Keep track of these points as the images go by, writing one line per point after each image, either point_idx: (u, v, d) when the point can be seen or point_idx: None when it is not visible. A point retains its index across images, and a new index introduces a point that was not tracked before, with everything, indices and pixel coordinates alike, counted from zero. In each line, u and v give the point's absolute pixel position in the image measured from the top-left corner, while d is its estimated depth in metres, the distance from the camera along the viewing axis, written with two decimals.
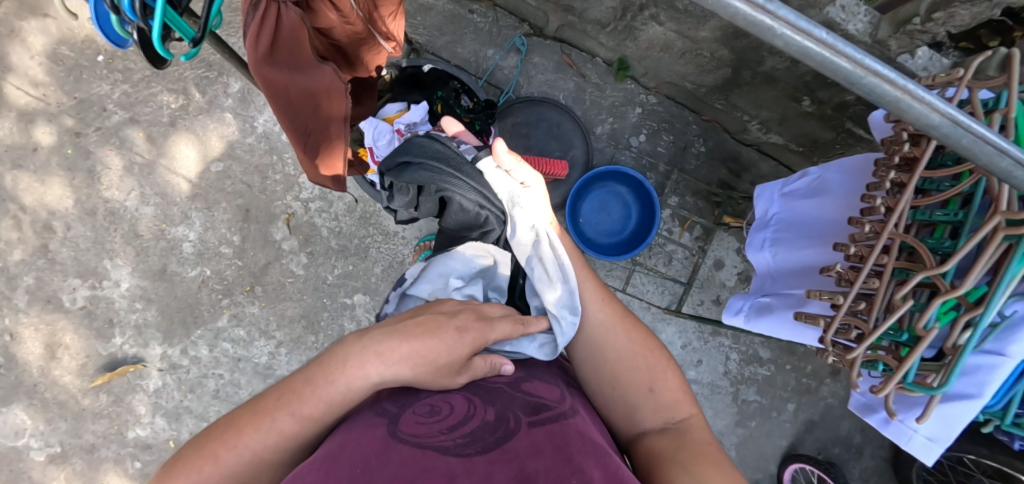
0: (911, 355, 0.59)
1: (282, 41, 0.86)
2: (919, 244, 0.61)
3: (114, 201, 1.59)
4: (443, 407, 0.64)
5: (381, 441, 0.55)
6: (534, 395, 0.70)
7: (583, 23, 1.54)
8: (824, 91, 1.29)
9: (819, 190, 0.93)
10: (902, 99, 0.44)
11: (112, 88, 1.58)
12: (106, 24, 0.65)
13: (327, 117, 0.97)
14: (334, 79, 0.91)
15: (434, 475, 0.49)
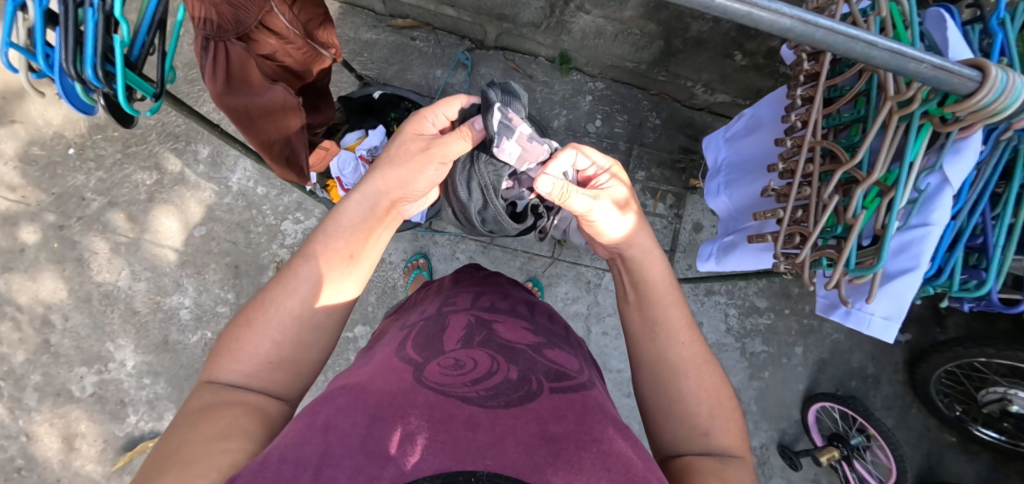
0: (848, 244, 0.64)
1: (234, 71, 0.90)
2: (835, 146, 0.68)
3: (107, 284, 1.63)
4: (467, 360, 0.61)
5: (408, 383, 0.56)
6: (556, 356, 0.67)
7: (518, 27, 1.62)
8: (752, 42, 1.39)
9: (755, 126, 0.99)
10: (751, 13, 0.46)
11: (87, 177, 1.64)
12: (73, 98, 0.66)
13: (289, 133, 0.99)
14: (288, 97, 0.94)
15: (457, 423, 0.50)
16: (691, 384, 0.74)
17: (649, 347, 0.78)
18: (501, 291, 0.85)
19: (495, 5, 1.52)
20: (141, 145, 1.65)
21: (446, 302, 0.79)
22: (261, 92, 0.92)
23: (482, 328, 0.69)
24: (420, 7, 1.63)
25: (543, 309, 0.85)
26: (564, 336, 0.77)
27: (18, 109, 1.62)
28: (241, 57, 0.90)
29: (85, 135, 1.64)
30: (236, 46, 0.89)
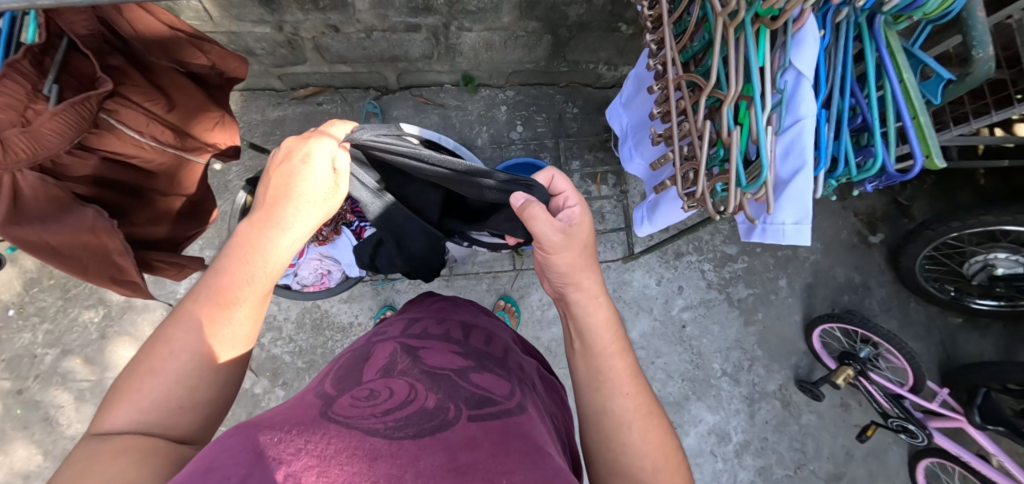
0: (733, 157, 0.60)
1: (26, 200, 0.76)
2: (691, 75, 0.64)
3: (81, 434, 1.57)
4: (384, 390, 0.55)
5: (311, 415, 0.49)
6: (483, 380, 0.62)
7: (414, 64, 1.66)
8: (629, 10, 1.44)
9: (641, 83, 1.00)
10: None
11: (35, 332, 1.60)
12: None
13: (108, 255, 0.87)
14: (98, 221, 0.82)
15: (353, 457, 0.42)
16: (636, 435, 0.69)
17: (596, 400, 0.73)
18: (438, 315, 0.83)
19: (383, 49, 1.55)
20: (81, 284, 1.63)
21: (380, 332, 0.76)
22: (60, 216, 0.80)
23: (408, 354, 0.65)
24: (316, 72, 1.66)
25: (482, 330, 0.82)
26: (498, 358, 0.73)
27: None
28: (39, 187, 0.76)
29: (22, 292, 1.62)
30: (28, 175, 0.74)
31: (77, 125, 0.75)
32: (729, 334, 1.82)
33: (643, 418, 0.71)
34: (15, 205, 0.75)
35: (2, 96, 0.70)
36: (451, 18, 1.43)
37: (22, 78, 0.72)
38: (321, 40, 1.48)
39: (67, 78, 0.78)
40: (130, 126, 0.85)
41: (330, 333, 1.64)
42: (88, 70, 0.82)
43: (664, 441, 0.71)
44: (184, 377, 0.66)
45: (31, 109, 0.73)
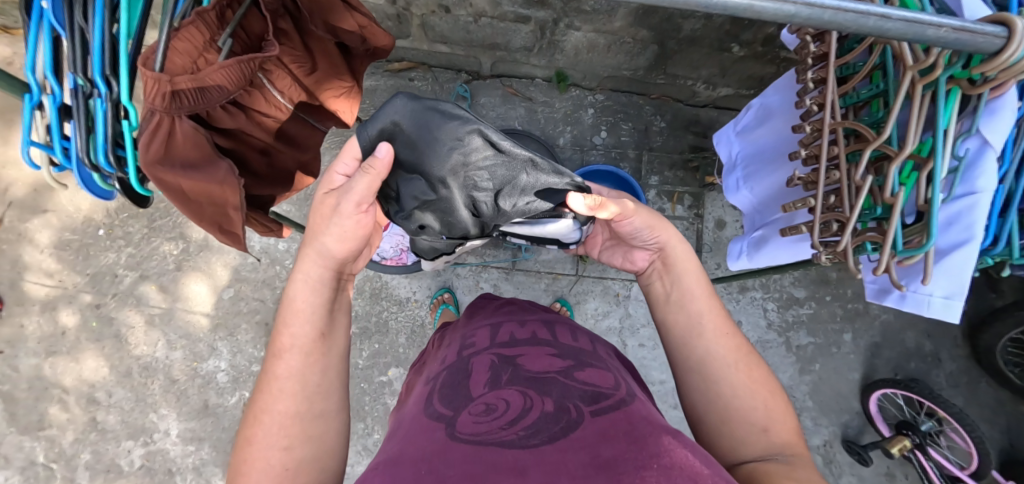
0: (891, 224, 0.59)
1: (176, 143, 0.75)
2: (858, 125, 0.62)
3: (146, 356, 1.68)
4: (500, 403, 0.62)
5: (441, 441, 0.56)
6: (589, 377, 0.66)
7: (511, 54, 1.65)
8: (747, 33, 1.38)
9: (765, 115, 0.97)
10: (754, 4, 0.42)
11: (118, 254, 1.70)
12: (90, 183, 0.74)
13: (222, 209, 0.82)
14: (228, 175, 0.78)
15: (503, 472, 0.50)
16: (734, 378, 0.80)
17: (695, 348, 0.84)
18: (518, 317, 0.82)
19: (486, 35, 1.54)
20: (166, 217, 1.72)
21: (466, 344, 0.78)
22: (197, 164, 0.77)
23: (508, 364, 0.69)
24: (415, 47, 1.67)
25: (566, 325, 0.81)
26: (592, 352, 0.74)
27: (50, 198, 1.72)
28: (190, 136, 0.76)
29: (112, 214, 1.72)
30: (185, 123, 0.74)
31: (235, 82, 0.78)
32: (780, 378, 1.76)
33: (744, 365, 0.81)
34: (165, 146, 0.73)
35: (183, 41, 0.72)
36: (562, 15, 1.41)
37: (204, 28, 0.75)
38: (429, 18, 1.49)
39: (240, 33, 0.82)
40: (275, 85, 0.90)
41: (386, 304, 1.68)
42: (258, 27, 0.84)
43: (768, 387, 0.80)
44: (277, 437, 0.72)
45: (201, 58, 0.75)
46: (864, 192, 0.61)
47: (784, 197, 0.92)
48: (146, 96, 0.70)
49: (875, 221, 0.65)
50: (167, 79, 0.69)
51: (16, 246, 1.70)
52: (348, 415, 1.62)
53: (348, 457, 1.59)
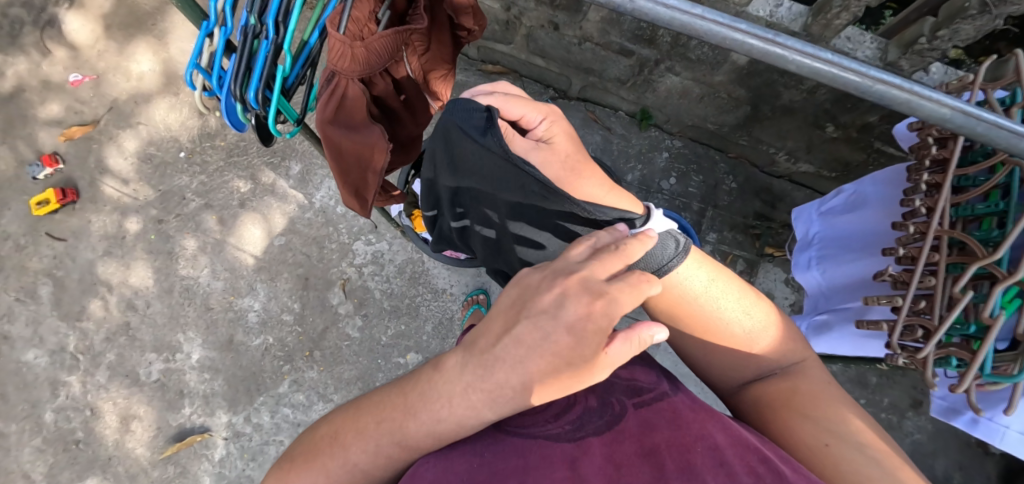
0: (984, 346, 0.62)
1: (347, 103, 0.80)
2: (969, 238, 0.66)
3: (189, 278, 1.75)
4: (544, 395, 0.66)
5: (492, 432, 0.62)
6: (629, 373, 0.71)
7: (603, 82, 1.67)
8: (847, 116, 1.37)
9: (857, 203, 0.98)
10: (911, 99, 0.52)
11: (191, 179, 1.80)
12: (231, 114, 0.65)
13: (366, 169, 0.89)
14: (380, 141, 0.84)
15: (557, 463, 0.56)
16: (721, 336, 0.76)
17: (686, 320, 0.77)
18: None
19: (584, 59, 1.57)
20: (242, 155, 1.80)
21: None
22: (354, 128, 0.82)
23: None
24: (512, 55, 1.71)
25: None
26: (633, 351, 0.78)
27: (146, 113, 1.83)
28: (358, 98, 0.80)
29: (196, 141, 1.82)
30: (355, 86, 0.78)
31: (392, 53, 0.79)
32: None
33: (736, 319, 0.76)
34: (337, 107, 0.79)
35: (357, 8, 0.73)
36: (666, 57, 1.43)
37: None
38: (535, 31, 1.53)
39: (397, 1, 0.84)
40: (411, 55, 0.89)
41: (422, 290, 1.71)
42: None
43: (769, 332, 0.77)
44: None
45: (366, 26, 0.75)
46: (961, 307, 0.65)
47: (866, 287, 0.92)
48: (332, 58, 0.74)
49: (962, 336, 0.68)
50: (349, 42, 0.73)
51: (104, 148, 1.82)
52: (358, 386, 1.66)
53: None
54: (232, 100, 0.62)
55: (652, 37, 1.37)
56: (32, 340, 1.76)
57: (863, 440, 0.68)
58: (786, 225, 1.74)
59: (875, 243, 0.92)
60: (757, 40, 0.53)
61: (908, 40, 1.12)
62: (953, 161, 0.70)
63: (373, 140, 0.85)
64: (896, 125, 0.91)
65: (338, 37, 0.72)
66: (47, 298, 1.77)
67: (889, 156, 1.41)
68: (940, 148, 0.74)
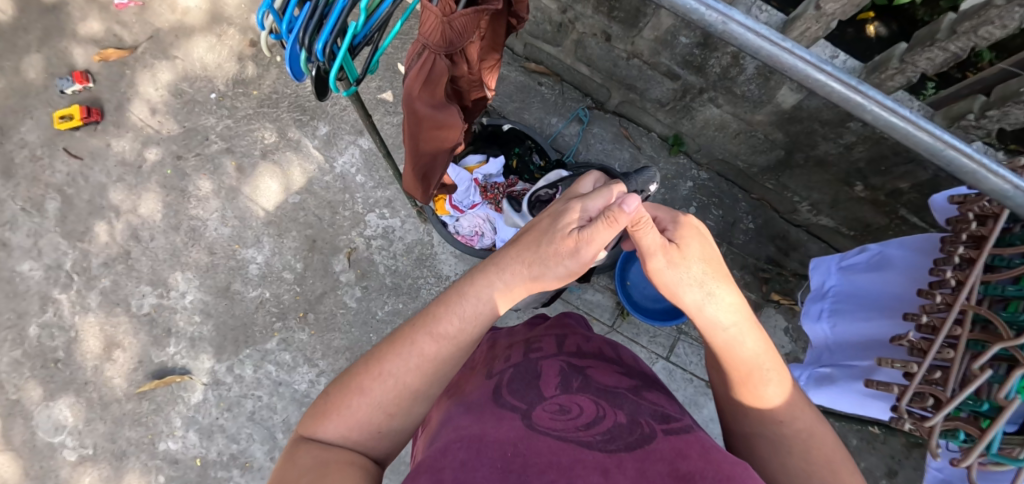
0: (994, 425, 0.62)
1: (431, 84, 0.83)
2: (995, 317, 0.66)
3: (198, 219, 1.74)
4: (573, 407, 0.67)
5: (522, 430, 0.61)
6: (656, 400, 0.72)
7: (643, 101, 1.66)
8: (878, 178, 1.37)
9: (880, 264, 0.98)
10: (978, 171, 0.61)
11: (217, 122, 1.79)
12: (293, 61, 0.63)
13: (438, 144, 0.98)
14: (458, 120, 0.92)
15: (587, 466, 0.52)
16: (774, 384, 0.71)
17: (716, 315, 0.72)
18: (582, 332, 0.92)
19: (629, 75, 1.57)
20: (273, 108, 1.79)
21: (532, 347, 0.85)
22: (437, 107, 0.88)
23: (578, 373, 0.76)
24: (557, 58, 1.70)
25: (627, 350, 0.92)
26: (652, 378, 0.83)
27: (185, 49, 1.83)
28: (440, 75, 0.82)
29: (229, 85, 1.81)
30: (441, 63, 0.81)
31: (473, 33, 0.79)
32: None
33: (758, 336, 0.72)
34: (423, 85, 0.83)
35: None
36: (711, 87, 1.43)
37: None
38: (587, 38, 1.52)
39: None
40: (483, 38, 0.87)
41: (425, 273, 1.69)
42: None
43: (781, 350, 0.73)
44: (388, 404, 0.69)
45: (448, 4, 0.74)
46: (976, 385, 0.65)
47: (875, 347, 0.92)
48: (424, 32, 0.75)
49: (970, 412, 0.69)
50: (439, 18, 0.74)
51: (137, 75, 1.81)
52: (346, 356, 1.66)
53: None
54: (297, 49, 0.61)
55: (702, 65, 1.37)
56: (30, 251, 1.75)
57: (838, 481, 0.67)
58: (797, 275, 1.75)
59: (894, 306, 0.92)
60: (837, 83, 0.65)
61: (956, 113, 1.12)
62: (988, 239, 0.70)
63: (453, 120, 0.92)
64: (935, 194, 0.92)
65: (434, 11, 0.73)
66: (53, 213, 1.76)
67: (912, 224, 1.42)
68: (980, 225, 0.73)
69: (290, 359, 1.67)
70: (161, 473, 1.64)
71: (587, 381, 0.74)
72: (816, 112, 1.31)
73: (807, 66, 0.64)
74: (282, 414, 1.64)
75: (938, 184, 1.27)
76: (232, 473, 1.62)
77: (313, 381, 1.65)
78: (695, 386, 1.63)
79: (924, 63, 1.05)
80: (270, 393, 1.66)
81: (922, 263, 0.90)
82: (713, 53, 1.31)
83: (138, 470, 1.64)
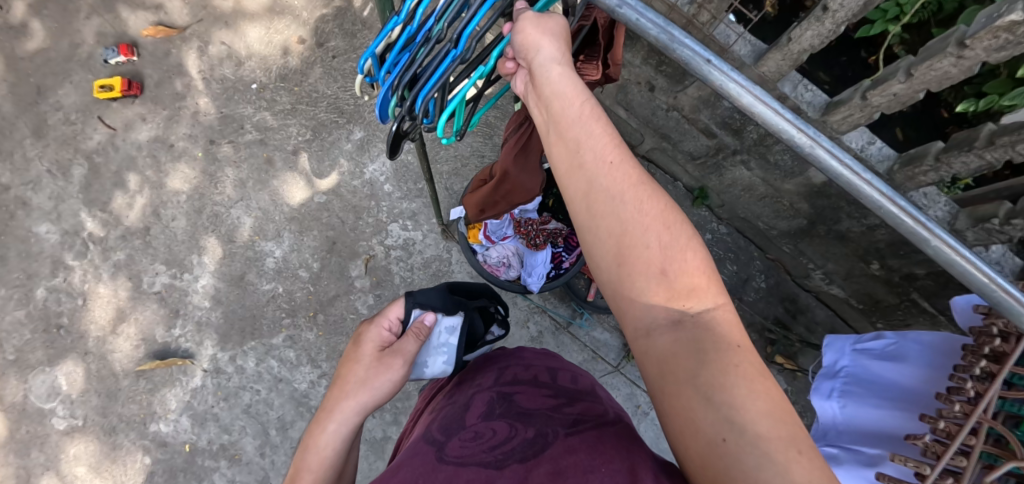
0: None
1: (529, 147, 1.00)
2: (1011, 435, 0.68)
3: (221, 206, 1.76)
4: (486, 432, 0.69)
5: (430, 464, 0.65)
6: (575, 410, 0.71)
7: (675, 151, 1.69)
8: (895, 260, 1.40)
9: (896, 356, 1.01)
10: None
11: (255, 111, 1.81)
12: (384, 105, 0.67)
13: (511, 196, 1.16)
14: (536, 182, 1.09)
15: None
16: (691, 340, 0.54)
17: (575, 183, 0.62)
18: (524, 360, 0.90)
19: (666, 125, 1.60)
20: (311, 106, 1.82)
21: (473, 384, 0.87)
22: (524, 165, 1.04)
23: (504, 399, 0.77)
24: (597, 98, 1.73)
25: (569, 372, 0.87)
26: (590, 392, 0.80)
27: (233, 35, 1.85)
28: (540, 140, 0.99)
29: (271, 78, 1.83)
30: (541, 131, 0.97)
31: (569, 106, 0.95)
32: None
33: (665, 263, 0.57)
34: (522, 146, 1.00)
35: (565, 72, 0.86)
36: (745, 150, 1.46)
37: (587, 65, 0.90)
38: (630, 85, 1.55)
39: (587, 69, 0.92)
40: None
41: None
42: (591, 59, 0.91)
43: (657, 206, 0.59)
44: None
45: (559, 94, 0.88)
46: None
47: (887, 436, 0.94)
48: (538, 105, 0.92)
49: None
50: None
51: (183, 55, 1.83)
52: None
53: None
54: (388, 95, 0.65)
55: (740, 128, 1.40)
56: (49, 214, 1.75)
57: (767, 433, 0.47)
58: (802, 340, 1.77)
59: (904, 400, 0.94)
60: (910, 220, 0.76)
61: (980, 215, 1.15)
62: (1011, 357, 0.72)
63: (530, 181, 1.08)
64: (957, 297, 0.95)
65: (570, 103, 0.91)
66: (78, 180, 1.77)
67: (922, 308, 1.45)
68: (1003, 342, 0.76)
69: (294, 357, 1.67)
70: (148, 454, 1.62)
71: (507, 402, 0.76)
72: (845, 191, 1.34)
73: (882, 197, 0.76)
74: (278, 411, 1.64)
75: (954, 276, 1.29)
76: (219, 464, 1.62)
77: (314, 382, 1.66)
78: None
79: (959, 166, 1.09)
80: (268, 388, 1.66)
81: (939, 365, 0.93)
82: (753, 120, 1.35)
83: (125, 449, 1.63)
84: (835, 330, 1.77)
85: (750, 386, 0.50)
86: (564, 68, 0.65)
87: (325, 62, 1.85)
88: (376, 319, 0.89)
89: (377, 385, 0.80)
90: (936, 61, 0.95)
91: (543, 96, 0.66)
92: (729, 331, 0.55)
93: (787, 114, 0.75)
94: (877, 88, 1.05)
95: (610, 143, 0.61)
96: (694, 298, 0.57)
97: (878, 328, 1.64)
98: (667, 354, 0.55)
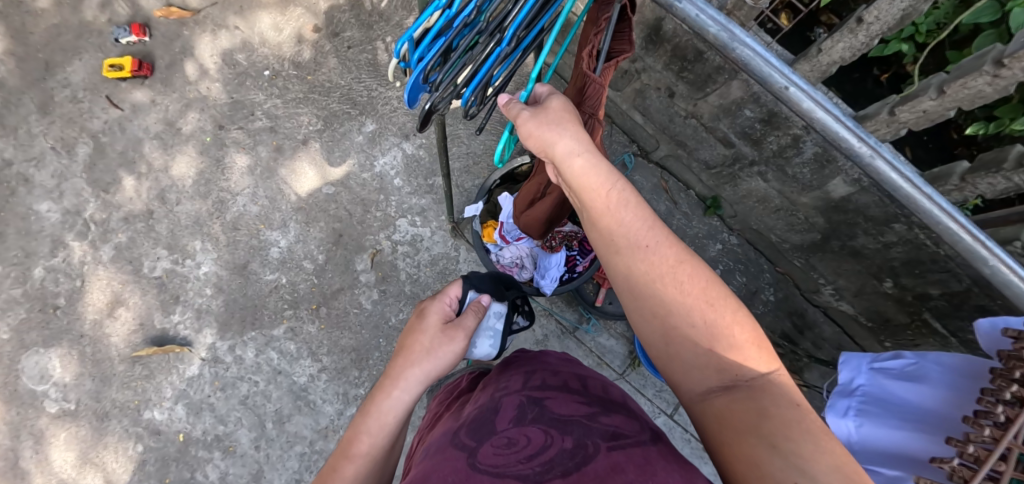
0: None
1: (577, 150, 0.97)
2: None
3: (228, 193, 1.73)
4: (521, 439, 0.67)
5: (464, 471, 0.62)
6: (612, 422, 0.69)
7: (690, 159, 1.67)
8: (909, 279, 1.39)
9: (917, 377, 1.00)
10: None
11: (266, 99, 1.78)
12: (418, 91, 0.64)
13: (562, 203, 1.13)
14: None
15: None
16: (751, 401, 0.56)
17: (616, 268, 0.66)
18: (550, 366, 0.88)
19: (683, 132, 1.59)
20: (324, 96, 1.79)
21: (500, 386, 0.84)
22: None
23: (535, 405, 0.74)
24: (614, 102, 1.71)
25: (597, 379, 0.85)
26: (621, 403, 0.78)
27: (247, 20, 1.83)
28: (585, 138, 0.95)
29: (284, 65, 1.81)
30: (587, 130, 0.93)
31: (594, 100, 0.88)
32: None
33: (709, 336, 0.60)
34: None
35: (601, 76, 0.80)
36: (762, 162, 1.45)
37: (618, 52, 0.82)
38: (649, 90, 1.54)
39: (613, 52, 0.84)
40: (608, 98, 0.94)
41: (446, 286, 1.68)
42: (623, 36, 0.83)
43: (698, 282, 0.62)
44: None
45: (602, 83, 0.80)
46: None
47: (906, 458, 0.92)
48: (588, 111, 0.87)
49: None
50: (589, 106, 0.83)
51: (195, 37, 1.81)
52: (351, 357, 1.64)
53: (326, 392, 1.62)
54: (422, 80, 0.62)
55: (760, 139, 1.39)
56: (51, 192, 1.72)
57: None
58: (809, 355, 1.75)
59: (928, 421, 0.93)
60: (969, 238, 1.03)
61: (1002, 237, 1.14)
62: None
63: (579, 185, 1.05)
64: (979, 322, 0.95)
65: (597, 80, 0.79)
66: (82, 159, 1.74)
67: (933, 329, 1.43)
68: None
69: (294, 350, 1.64)
70: (140, 442, 1.59)
71: (539, 408, 0.73)
72: (863, 207, 1.33)
73: (943, 213, 1.03)
74: (275, 403, 1.61)
75: (969, 297, 1.27)
76: (213, 455, 1.58)
77: (313, 377, 1.63)
78: (691, 447, 1.61)
79: (984, 186, 1.08)
80: (267, 380, 1.63)
81: (961, 386, 0.93)
82: (774, 131, 1.33)
83: (117, 436, 1.59)
84: (842, 347, 1.75)
85: (810, 446, 0.51)
86: (584, 157, 0.68)
87: (340, 52, 1.83)
88: (438, 295, 0.88)
89: (442, 356, 0.78)
90: (970, 79, 0.93)
91: (574, 185, 0.69)
92: (788, 394, 0.57)
93: (849, 122, 1.05)
94: (906, 104, 1.03)
95: (645, 226, 0.65)
96: (746, 366, 0.59)
97: (886, 347, 1.63)
98: (725, 413, 0.57)
